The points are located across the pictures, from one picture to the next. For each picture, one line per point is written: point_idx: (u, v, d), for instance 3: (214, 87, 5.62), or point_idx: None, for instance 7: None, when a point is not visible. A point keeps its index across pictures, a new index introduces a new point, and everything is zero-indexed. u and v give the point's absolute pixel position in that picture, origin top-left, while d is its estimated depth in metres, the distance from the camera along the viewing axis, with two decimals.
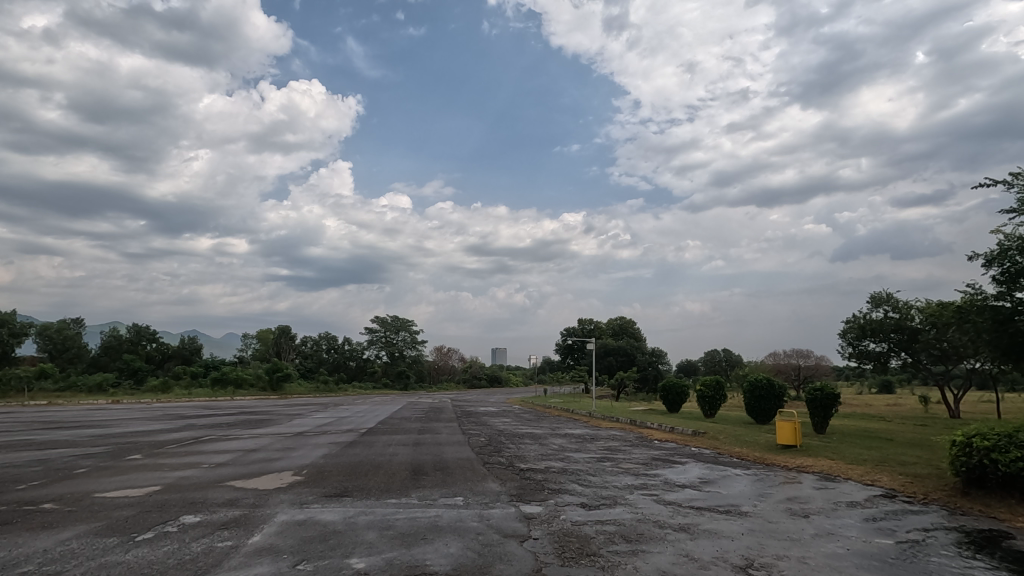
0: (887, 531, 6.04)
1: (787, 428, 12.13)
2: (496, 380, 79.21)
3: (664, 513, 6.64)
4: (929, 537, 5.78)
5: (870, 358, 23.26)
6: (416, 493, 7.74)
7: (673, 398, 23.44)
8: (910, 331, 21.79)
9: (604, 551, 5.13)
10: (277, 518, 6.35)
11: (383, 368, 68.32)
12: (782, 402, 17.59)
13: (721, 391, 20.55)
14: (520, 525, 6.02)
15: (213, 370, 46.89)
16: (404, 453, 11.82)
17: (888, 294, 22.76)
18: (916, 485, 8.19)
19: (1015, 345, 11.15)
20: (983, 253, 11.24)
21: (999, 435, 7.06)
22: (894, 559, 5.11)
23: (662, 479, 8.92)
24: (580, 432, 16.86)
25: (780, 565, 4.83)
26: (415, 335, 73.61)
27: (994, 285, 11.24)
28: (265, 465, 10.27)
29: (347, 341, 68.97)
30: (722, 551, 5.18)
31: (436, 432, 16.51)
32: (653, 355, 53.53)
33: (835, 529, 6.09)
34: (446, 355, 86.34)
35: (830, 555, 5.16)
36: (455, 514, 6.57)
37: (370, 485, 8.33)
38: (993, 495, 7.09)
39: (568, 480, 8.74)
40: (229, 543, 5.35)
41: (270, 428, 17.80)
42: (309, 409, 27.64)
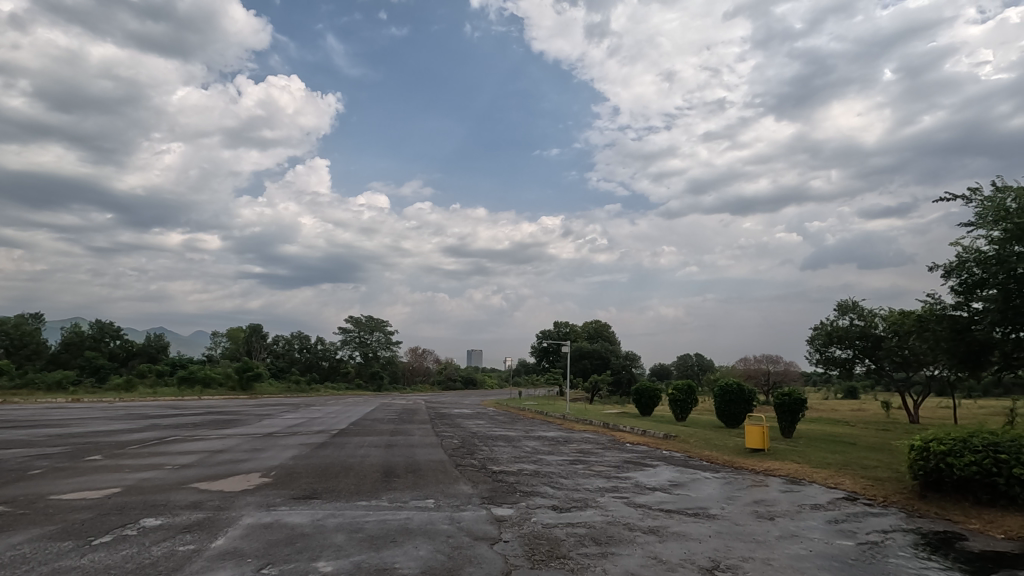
0: (849, 533, 6.20)
1: (756, 432, 12.34)
2: (470, 381, 79.48)
3: (634, 515, 6.72)
4: (888, 539, 5.95)
5: (836, 365, 23.87)
6: (387, 496, 7.66)
7: (645, 401, 23.67)
8: (874, 338, 22.46)
9: (574, 553, 5.15)
10: (243, 521, 6.19)
11: (356, 369, 67.47)
12: (751, 406, 17.97)
13: (693, 396, 20.85)
14: (491, 527, 6.01)
15: (180, 369, 45.71)
16: (376, 454, 11.78)
17: (854, 302, 23.43)
18: (877, 488, 8.43)
19: (971, 352, 11.60)
20: (943, 263, 11.65)
21: (955, 440, 7.32)
22: (854, 560, 5.25)
23: (633, 482, 9.03)
24: (553, 434, 16.97)
25: (746, 567, 4.90)
26: (389, 336, 72.83)
27: (953, 295, 11.67)
28: (233, 466, 10.05)
29: (320, 341, 68.05)
30: (690, 553, 5.25)
31: (409, 434, 16.44)
32: (628, 358, 53.97)
33: (799, 531, 6.23)
34: (420, 355, 85.73)
35: (794, 557, 5.27)
36: (426, 516, 6.54)
37: (340, 487, 8.22)
38: (949, 498, 7.33)
39: (540, 482, 8.77)
40: (192, 547, 5.21)
41: (239, 429, 17.44)
42: (280, 410, 27.20)
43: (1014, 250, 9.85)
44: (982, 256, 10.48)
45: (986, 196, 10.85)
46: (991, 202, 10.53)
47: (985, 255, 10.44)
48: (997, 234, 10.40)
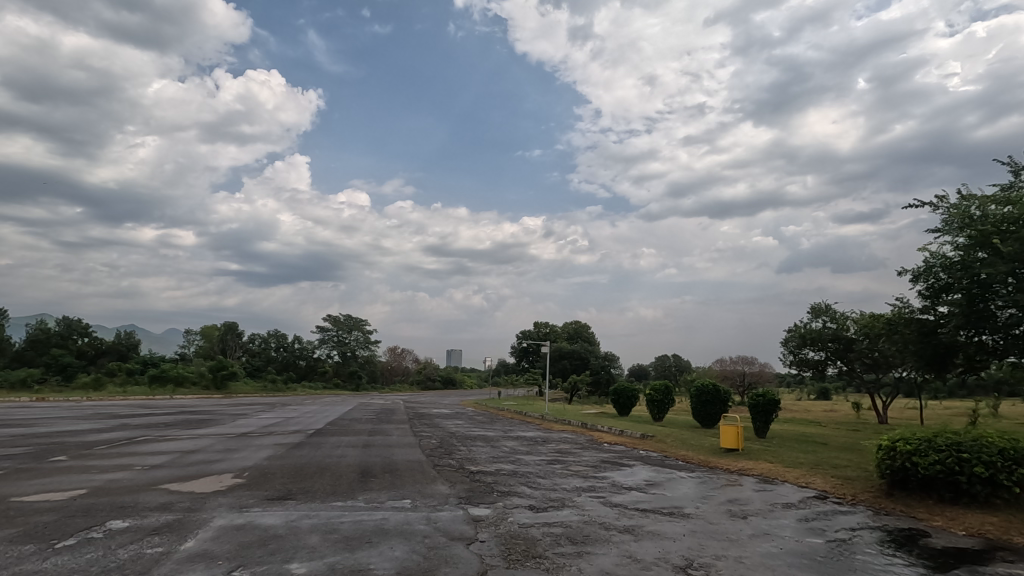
0: (818, 530, 6.34)
1: (731, 432, 12.52)
2: (450, 381, 79.12)
3: (610, 515, 6.75)
4: (855, 536, 6.10)
5: (809, 366, 24.38)
6: (363, 496, 7.60)
7: (623, 402, 23.85)
8: (846, 341, 22.96)
9: (550, 553, 5.17)
10: (214, 522, 6.08)
11: (334, 369, 66.64)
12: (727, 407, 18.25)
13: (670, 396, 21.07)
14: (468, 528, 5.99)
15: (151, 368, 44.66)
16: (353, 455, 11.63)
17: (827, 305, 23.92)
18: (846, 487, 8.63)
19: (937, 355, 11.96)
20: (910, 268, 11.98)
21: (920, 440, 7.53)
22: (823, 557, 5.36)
23: (609, 481, 9.10)
24: (531, 434, 16.99)
25: (718, 565, 4.98)
26: (367, 335, 72.19)
27: (920, 299, 12.00)
28: (205, 467, 9.82)
29: (297, 340, 67.17)
30: (665, 552, 5.31)
31: (387, 434, 16.29)
32: (608, 359, 54.31)
33: (771, 529, 6.34)
34: (399, 355, 85.12)
35: (767, 555, 5.36)
36: (402, 517, 6.48)
37: (316, 487, 8.11)
38: (914, 496, 7.56)
39: (517, 482, 8.78)
40: (160, 549, 5.09)
41: (211, 428, 17.06)
42: (255, 409, 26.71)
43: (978, 256, 10.18)
44: (948, 261, 10.83)
45: (952, 203, 11.19)
46: (957, 209, 10.89)
47: (951, 261, 10.77)
48: (962, 240, 10.74)
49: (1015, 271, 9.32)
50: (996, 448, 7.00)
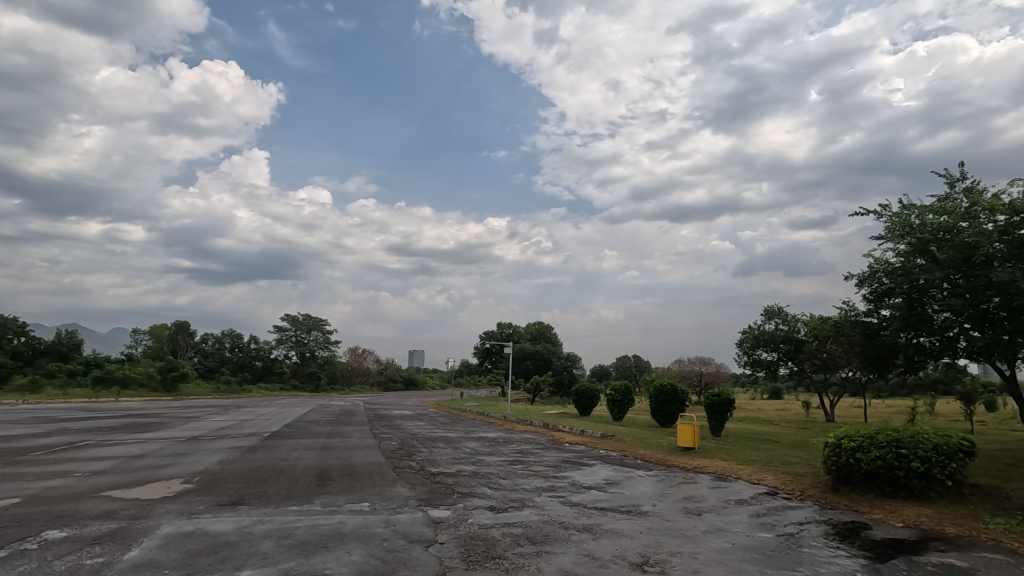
0: (768, 525, 6.57)
1: (688, 431, 12.84)
2: (412, 381, 78.18)
3: (570, 514, 6.81)
4: (803, 530, 6.35)
5: (763, 366, 25.24)
6: (319, 500, 7.43)
7: (585, 402, 24.13)
8: (797, 342, 23.86)
9: (509, 553, 5.18)
10: (161, 530, 5.84)
11: (292, 369, 64.96)
12: (684, 406, 18.69)
13: (630, 396, 21.43)
14: (427, 529, 5.94)
15: (95, 369, 42.50)
16: (311, 457, 11.37)
17: (780, 308, 24.81)
18: (795, 482, 8.97)
19: (880, 356, 12.58)
20: (856, 273, 12.56)
21: (863, 437, 7.90)
22: (773, 551, 5.54)
23: (569, 481, 9.18)
24: (493, 435, 16.96)
25: (673, 561, 5.09)
26: (327, 335, 70.67)
27: (865, 303, 12.58)
28: (152, 472, 9.41)
29: (253, 340, 65.24)
30: (622, 549, 5.40)
31: (346, 436, 15.98)
32: (570, 360, 54.73)
33: (724, 525, 6.53)
34: (360, 356, 83.62)
35: (720, 550, 5.52)
36: (360, 520, 6.37)
37: (271, 492, 7.89)
38: (857, 491, 7.93)
39: (478, 483, 8.75)
40: (101, 559, 4.85)
41: (160, 432, 16.38)
42: (208, 412, 25.79)
43: (917, 262, 10.77)
44: (890, 267, 11.40)
45: (894, 212, 11.81)
46: (898, 218, 11.48)
47: (893, 267, 11.35)
48: (902, 247, 11.35)
49: (950, 276, 9.90)
50: (931, 444, 7.41)
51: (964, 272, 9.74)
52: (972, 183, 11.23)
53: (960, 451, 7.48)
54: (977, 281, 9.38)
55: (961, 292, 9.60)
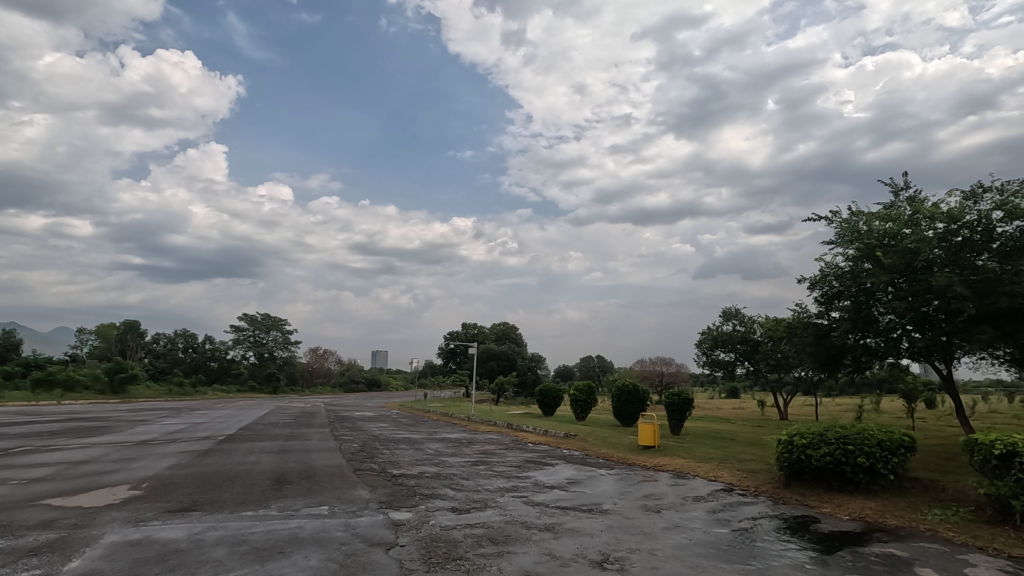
0: (724, 521, 6.75)
1: (648, 430, 13.07)
2: (375, 382, 76.91)
3: (532, 514, 6.83)
4: (756, 525, 6.55)
5: (720, 366, 25.97)
6: (275, 504, 7.23)
7: (548, 402, 24.29)
8: (753, 342, 24.65)
9: (470, 554, 5.16)
10: (105, 539, 5.57)
11: (250, 370, 63.03)
12: (645, 405, 19.02)
13: (593, 396, 21.68)
14: (387, 532, 5.86)
15: (35, 371, 40.24)
16: (268, 461, 11.06)
17: (737, 310, 25.56)
18: (750, 479, 9.26)
19: (830, 356, 13.10)
20: (808, 277, 13.04)
21: (814, 434, 8.21)
22: (728, 545, 5.70)
23: (532, 481, 9.22)
24: (456, 436, 16.88)
25: (632, 558, 5.17)
26: (287, 335, 68.92)
27: (816, 305, 13.07)
28: (97, 478, 8.96)
29: (208, 340, 63.04)
30: (583, 548, 5.46)
31: (305, 438, 15.62)
32: (535, 360, 54.98)
33: (682, 521, 6.68)
34: (321, 357, 81.85)
35: (677, 546, 5.64)
36: (319, 524, 6.23)
37: (225, 497, 7.63)
38: (807, 486, 8.24)
39: (440, 484, 8.69)
40: (37, 572, 4.59)
41: (107, 436, 15.63)
42: (159, 415, 24.75)
43: (864, 266, 11.28)
44: (840, 271, 11.88)
45: (843, 218, 12.32)
46: (847, 224, 11.99)
47: (842, 271, 11.84)
48: (851, 252, 11.86)
49: (894, 280, 10.41)
50: (876, 440, 7.76)
51: (907, 276, 10.26)
52: (914, 193, 11.84)
53: (902, 446, 7.87)
54: (918, 285, 9.89)
55: (905, 295, 10.09)
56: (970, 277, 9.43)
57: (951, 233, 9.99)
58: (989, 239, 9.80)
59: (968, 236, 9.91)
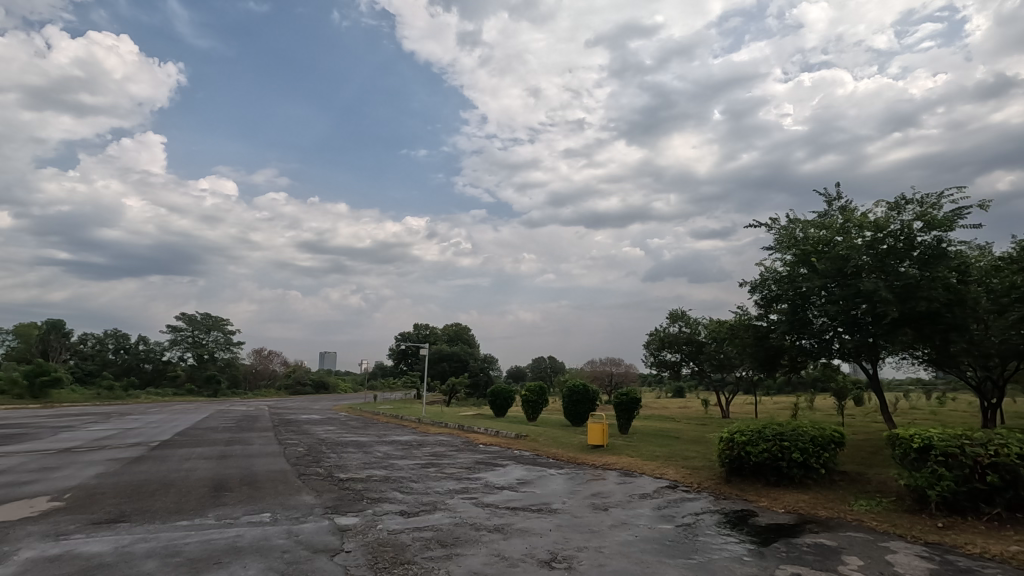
0: (668, 517, 6.94)
1: (597, 429, 13.29)
2: (322, 385, 74.72)
3: (482, 515, 6.81)
4: (698, 520, 6.77)
5: (667, 367, 26.75)
6: (213, 513, 6.89)
7: (500, 403, 24.31)
8: (698, 344, 25.53)
9: (418, 558, 5.09)
10: (19, 556, 5.15)
11: (188, 373, 60.01)
12: (594, 406, 19.33)
13: (544, 397, 21.85)
14: (332, 538, 5.70)
15: None
16: (205, 467, 10.55)
17: (683, 312, 26.39)
18: (693, 476, 9.57)
19: (769, 357, 13.73)
20: (749, 281, 13.61)
21: (753, 431, 8.57)
22: (671, 541, 5.86)
23: (482, 482, 9.19)
24: (406, 439, 16.61)
25: (579, 556, 5.23)
26: (229, 336, 66.06)
27: (756, 308, 13.66)
28: (12, 490, 8.29)
29: (142, 341, 59.60)
30: (531, 547, 5.49)
31: (246, 443, 15.00)
32: (487, 361, 54.92)
33: (629, 518, 6.83)
34: (265, 358, 78.90)
35: (623, 543, 5.76)
36: (259, 532, 5.99)
37: (157, 506, 7.22)
38: (746, 481, 8.60)
39: (389, 488, 8.53)
40: None
41: (25, 444, 14.50)
42: (85, 420, 23.20)
43: (800, 271, 11.88)
44: (778, 275, 12.46)
45: (782, 226, 12.94)
46: (785, 231, 12.60)
47: (780, 275, 12.43)
48: (788, 257, 12.46)
49: (827, 285, 11.01)
50: (809, 436, 8.18)
51: (838, 281, 10.88)
52: (846, 203, 12.58)
53: (833, 441, 8.32)
54: (849, 289, 10.50)
55: (836, 299, 10.70)
56: (894, 282, 10.10)
57: (878, 241, 10.68)
58: (910, 247, 10.52)
59: (893, 244, 10.61)
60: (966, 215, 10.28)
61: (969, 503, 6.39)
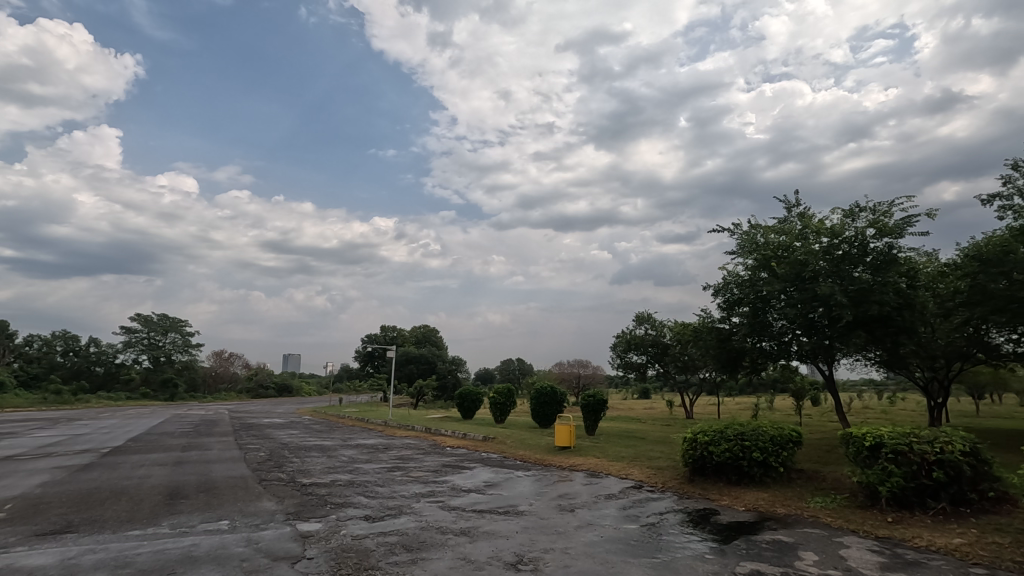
0: (633, 517, 7.03)
1: (564, 430, 13.37)
2: (286, 388, 72.90)
3: (448, 518, 6.77)
4: (662, 519, 6.88)
5: (633, 368, 27.15)
6: (168, 521, 6.64)
7: (468, 405, 24.21)
8: (663, 346, 25.96)
9: (383, 563, 5.01)
10: None
11: (142, 376, 57.67)
12: (562, 407, 19.43)
13: (512, 398, 21.86)
14: (294, 545, 5.57)
15: None
16: (160, 474, 10.15)
17: (649, 314, 26.82)
18: (658, 476, 9.73)
19: (731, 358, 14.09)
20: (712, 284, 13.93)
21: (715, 432, 8.77)
22: (636, 541, 5.93)
23: (449, 485, 9.12)
24: (372, 442, 16.34)
25: (546, 558, 5.25)
26: (187, 338, 63.87)
27: (720, 311, 13.98)
28: None
29: (93, 343, 57.09)
30: (498, 550, 5.46)
31: (204, 448, 14.50)
32: (455, 363, 54.64)
33: (595, 519, 6.89)
34: (226, 361, 76.55)
35: (589, 543, 5.80)
36: (217, 540, 5.80)
37: (107, 516, 6.90)
38: (709, 480, 8.78)
39: (354, 492, 8.38)
40: None
41: None
42: (30, 427, 22.03)
43: (761, 275, 12.24)
44: (740, 279, 12.80)
45: (743, 231, 13.31)
46: (747, 236, 12.97)
47: (742, 279, 12.77)
48: (749, 262, 12.82)
49: (786, 289, 11.36)
50: (768, 436, 8.41)
51: (797, 285, 11.25)
52: (804, 209, 13.02)
53: (791, 441, 8.58)
54: (806, 293, 10.88)
55: (795, 302, 11.07)
56: (849, 286, 10.51)
57: (833, 247, 11.08)
58: (864, 253, 10.97)
59: (847, 250, 11.03)
60: (915, 222, 10.78)
61: (916, 498, 6.67)
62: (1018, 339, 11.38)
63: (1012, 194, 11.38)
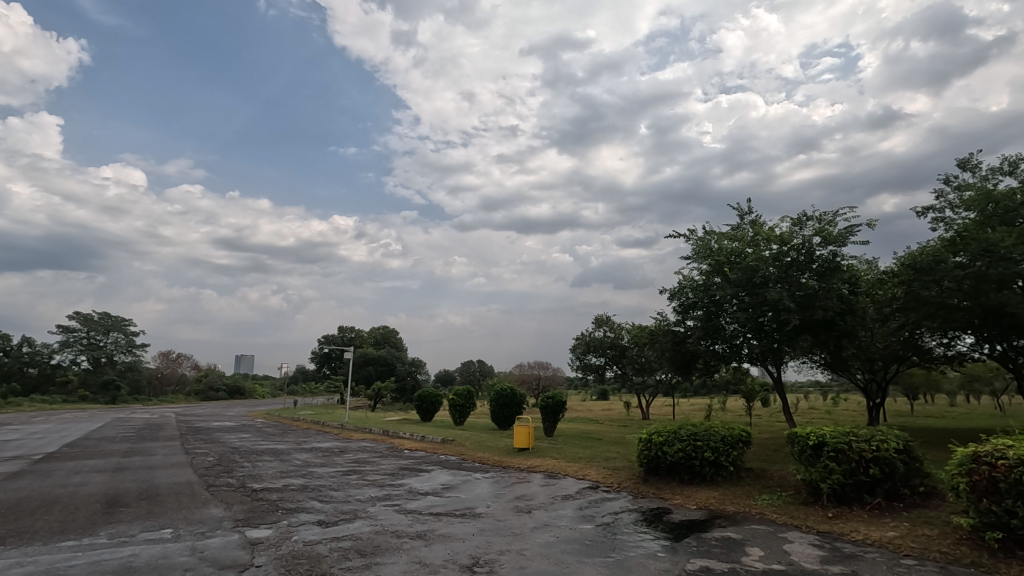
0: (588, 517, 7.12)
1: (522, 432, 13.42)
2: (237, 391, 70.33)
3: (404, 522, 6.68)
4: (617, 519, 7.00)
5: (592, 370, 27.51)
6: (106, 531, 6.32)
7: (427, 407, 23.98)
8: (621, 348, 26.38)
9: (336, 569, 4.90)
10: None
11: (81, 378, 54.53)
12: (521, 409, 19.50)
13: (471, 400, 21.80)
14: (241, 553, 5.39)
15: None
16: (98, 481, 9.63)
17: (608, 317, 27.22)
18: (614, 476, 9.89)
19: (686, 361, 14.45)
20: (668, 289, 14.29)
21: (669, 432, 8.98)
22: (590, 541, 6.01)
23: (405, 488, 8.99)
24: (327, 446, 15.97)
25: (501, 560, 5.26)
26: (131, 338, 60.83)
27: (675, 314, 14.33)
28: None
29: (26, 343, 53.67)
30: (453, 553, 5.43)
31: (147, 453, 13.83)
32: (415, 364, 54.05)
33: (551, 520, 6.95)
34: (173, 362, 73.33)
35: (545, 544, 5.85)
36: (159, 550, 5.55)
37: (37, 527, 6.50)
38: (662, 480, 8.98)
39: (306, 497, 8.17)
40: None
41: None
42: None
43: (715, 280, 12.64)
44: (695, 283, 13.16)
45: (698, 237, 13.72)
46: (702, 241, 13.37)
47: (697, 284, 13.14)
48: (704, 267, 13.20)
49: (738, 293, 11.80)
50: (719, 436, 8.67)
51: (748, 290, 11.68)
52: (755, 217, 13.52)
53: (741, 440, 8.88)
54: (757, 297, 11.31)
55: (746, 306, 11.49)
56: (796, 292, 10.97)
57: (782, 254, 11.55)
58: (810, 260, 11.48)
59: (795, 257, 11.52)
60: (856, 231, 11.34)
61: (854, 494, 6.99)
62: (948, 343, 12.11)
63: (942, 207, 12.14)
